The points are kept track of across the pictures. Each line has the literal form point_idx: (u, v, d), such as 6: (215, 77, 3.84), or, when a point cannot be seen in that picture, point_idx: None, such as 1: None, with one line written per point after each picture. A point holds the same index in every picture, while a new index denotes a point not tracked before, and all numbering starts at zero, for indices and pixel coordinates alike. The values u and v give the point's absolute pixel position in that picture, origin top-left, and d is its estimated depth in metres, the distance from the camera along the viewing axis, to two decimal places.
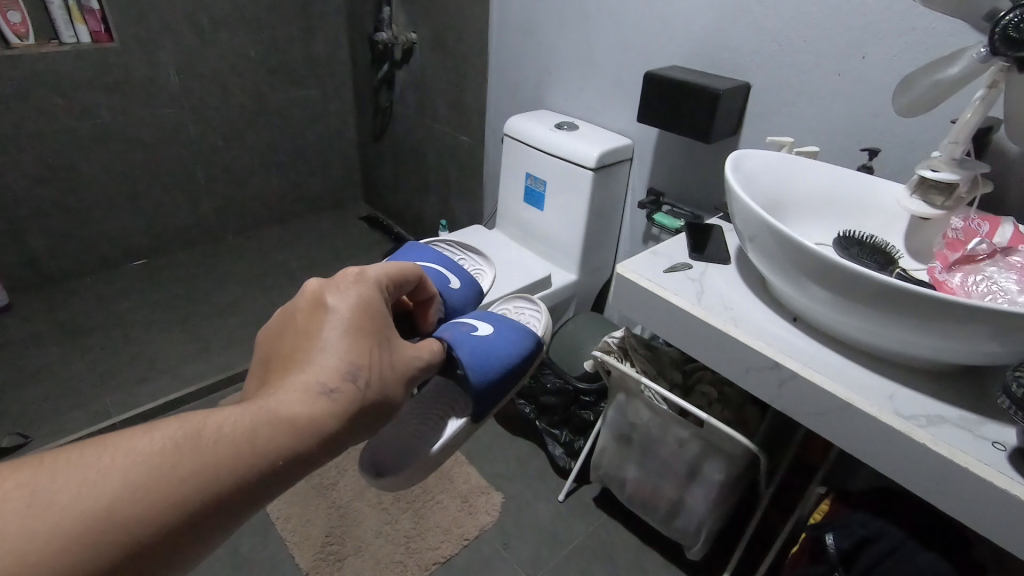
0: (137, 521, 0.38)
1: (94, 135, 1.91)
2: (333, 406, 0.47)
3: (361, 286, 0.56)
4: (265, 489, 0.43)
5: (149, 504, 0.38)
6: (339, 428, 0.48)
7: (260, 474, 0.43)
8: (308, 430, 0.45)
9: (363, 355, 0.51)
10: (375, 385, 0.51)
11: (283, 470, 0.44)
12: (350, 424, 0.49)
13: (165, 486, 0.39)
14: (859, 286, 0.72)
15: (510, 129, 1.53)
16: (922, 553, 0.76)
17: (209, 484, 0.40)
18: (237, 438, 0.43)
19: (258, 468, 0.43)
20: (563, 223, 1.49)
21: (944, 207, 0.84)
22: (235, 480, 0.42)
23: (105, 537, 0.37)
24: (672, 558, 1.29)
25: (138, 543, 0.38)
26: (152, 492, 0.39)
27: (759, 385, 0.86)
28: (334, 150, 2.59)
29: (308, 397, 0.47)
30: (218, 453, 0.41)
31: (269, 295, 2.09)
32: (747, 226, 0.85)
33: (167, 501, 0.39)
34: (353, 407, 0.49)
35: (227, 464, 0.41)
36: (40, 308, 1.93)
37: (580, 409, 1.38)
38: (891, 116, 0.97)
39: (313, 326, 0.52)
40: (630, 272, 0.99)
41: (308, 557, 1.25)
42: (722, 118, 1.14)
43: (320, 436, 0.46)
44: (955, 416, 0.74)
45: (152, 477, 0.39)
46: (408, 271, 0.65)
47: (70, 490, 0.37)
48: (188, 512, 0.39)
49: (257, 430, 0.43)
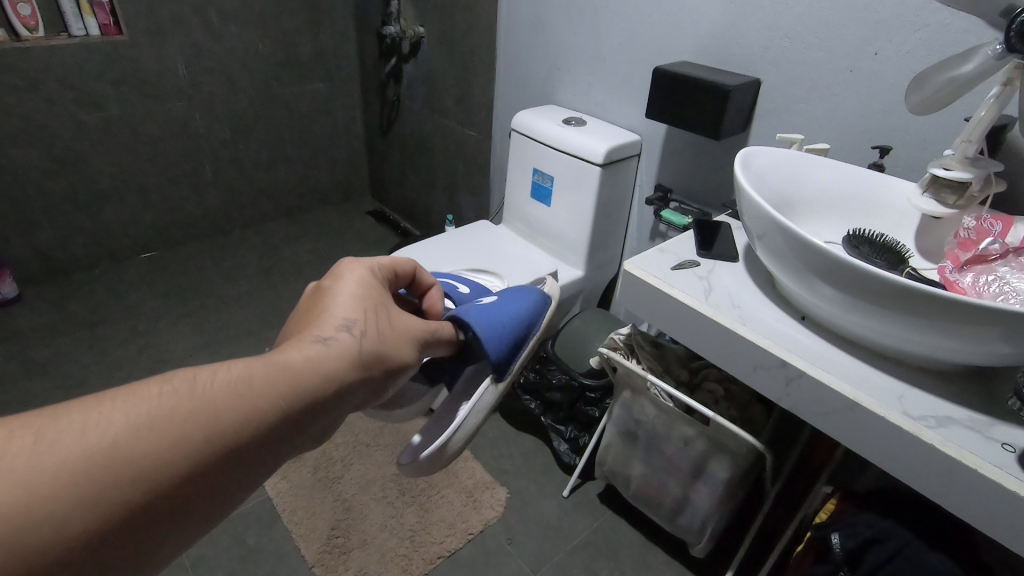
0: (143, 458, 0.36)
1: (104, 127, 1.92)
2: (335, 354, 0.48)
3: (358, 268, 0.58)
4: (272, 434, 0.43)
5: (156, 441, 0.37)
6: (343, 374, 0.48)
7: (267, 417, 0.42)
8: (313, 374, 0.46)
9: (364, 317, 0.52)
10: (377, 342, 0.52)
11: (291, 412, 0.44)
12: (355, 373, 0.49)
13: (172, 424, 0.38)
14: (869, 283, 0.71)
15: (518, 124, 1.53)
16: (929, 554, 0.76)
17: (217, 421, 0.40)
18: (241, 381, 0.42)
19: (265, 410, 0.42)
20: (570, 219, 1.49)
21: (956, 206, 0.84)
22: (241, 420, 0.41)
23: (111, 474, 0.35)
24: (676, 555, 1.29)
25: (146, 479, 0.36)
26: (159, 430, 0.38)
27: (766, 384, 0.85)
28: (342, 144, 2.59)
29: (310, 346, 0.47)
30: (225, 396, 0.41)
31: (276, 288, 2.10)
32: (757, 223, 0.85)
33: (173, 438, 0.38)
34: (355, 355, 0.49)
35: (232, 404, 0.41)
36: (49, 299, 1.95)
37: (585, 406, 1.38)
38: (903, 114, 0.96)
39: (313, 302, 0.54)
40: (637, 270, 0.99)
41: (314, 550, 1.26)
42: (732, 115, 1.14)
43: (325, 384, 0.46)
44: (964, 418, 0.73)
45: (157, 416, 0.38)
46: (405, 263, 0.67)
47: (72, 431, 0.36)
48: (195, 451, 0.38)
49: (261, 374, 0.43)
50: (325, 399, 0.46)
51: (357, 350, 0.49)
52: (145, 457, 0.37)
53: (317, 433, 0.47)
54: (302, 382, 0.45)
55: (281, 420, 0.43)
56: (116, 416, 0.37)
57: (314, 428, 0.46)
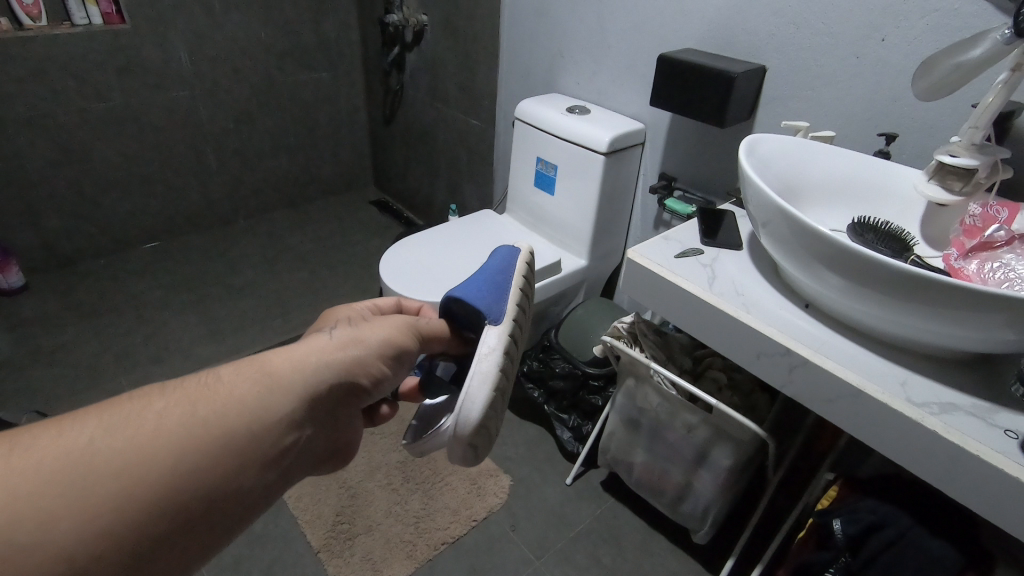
0: (119, 453, 0.43)
1: (107, 117, 1.92)
2: (299, 354, 0.53)
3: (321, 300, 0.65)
4: (240, 423, 0.47)
5: (129, 436, 0.43)
6: (309, 369, 0.52)
7: (234, 411, 0.48)
8: (278, 371, 0.51)
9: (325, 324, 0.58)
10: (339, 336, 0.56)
11: (258, 403, 0.49)
12: (320, 368, 0.53)
13: (142, 423, 0.44)
14: (870, 271, 0.71)
15: (522, 113, 1.52)
16: (930, 540, 0.76)
17: (182, 416, 0.46)
18: (212, 386, 0.48)
19: (230, 405, 0.48)
20: (573, 207, 1.49)
21: (962, 192, 0.83)
22: (208, 413, 0.46)
23: (92, 467, 0.42)
24: (679, 542, 1.30)
25: (120, 470, 0.42)
26: (129, 429, 0.44)
27: (770, 371, 0.85)
28: (345, 134, 2.59)
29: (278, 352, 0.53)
30: (189, 397, 0.47)
31: (280, 278, 2.10)
32: (760, 211, 0.85)
33: (146, 432, 0.44)
34: (320, 352, 0.54)
35: (199, 402, 0.47)
36: (55, 288, 1.96)
37: (589, 394, 1.38)
38: (910, 101, 0.95)
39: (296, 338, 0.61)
40: (641, 257, 0.99)
41: (320, 536, 1.27)
42: (737, 102, 1.13)
43: (288, 377, 0.51)
44: (967, 404, 0.73)
45: (134, 418, 0.44)
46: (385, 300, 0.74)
47: (56, 437, 0.42)
48: (164, 443, 0.44)
49: (228, 377, 0.49)
50: (292, 392, 0.51)
51: (317, 345, 0.54)
52: (119, 451, 0.43)
53: (295, 430, 0.51)
54: (266, 378, 0.50)
55: (247, 411, 0.48)
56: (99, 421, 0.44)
57: (289, 423, 0.51)
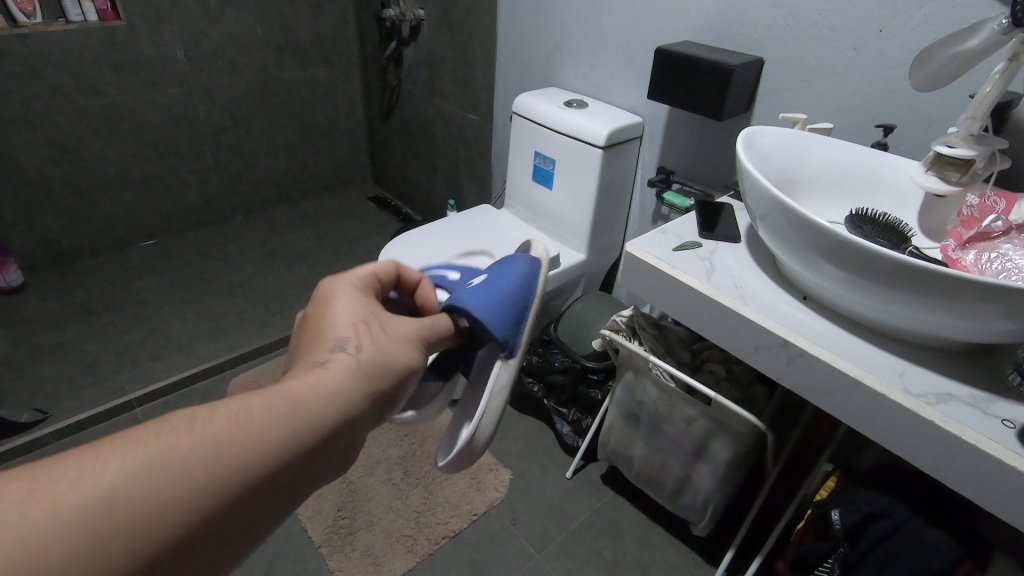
0: (145, 502, 0.34)
1: (104, 115, 1.92)
2: (338, 377, 0.45)
3: (337, 283, 0.55)
4: (283, 463, 0.40)
5: (157, 482, 0.35)
6: (349, 396, 0.45)
7: (278, 451, 0.40)
8: (319, 399, 0.43)
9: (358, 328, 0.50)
10: (378, 351, 0.49)
11: (301, 444, 0.41)
12: (361, 395, 0.46)
13: (171, 465, 0.36)
14: (873, 262, 0.71)
15: (520, 107, 1.51)
16: (928, 530, 0.77)
17: (219, 458, 0.37)
18: (244, 413, 0.40)
19: (274, 443, 0.40)
20: (572, 202, 1.49)
21: (960, 182, 0.83)
22: (250, 456, 0.39)
23: (111, 521, 0.33)
24: (679, 534, 1.31)
25: (145, 526, 0.34)
26: (157, 471, 0.35)
27: (768, 363, 0.85)
28: (342, 130, 2.58)
29: (312, 373, 0.45)
30: (225, 430, 0.39)
31: (279, 274, 2.10)
32: (758, 203, 0.85)
33: (177, 479, 0.36)
34: (360, 377, 0.46)
35: (236, 438, 0.39)
36: (53, 286, 1.96)
37: (588, 388, 1.39)
38: (907, 93, 0.95)
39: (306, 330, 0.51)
40: (639, 250, 0.99)
41: (321, 530, 1.28)
42: (735, 95, 1.13)
43: (334, 408, 0.44)
44: (965, 394, 0.74)
45: (162, 456, 0.36)
46: (389, 268, 0.64)
47: (69, 478, 0.34)
48: (199, 492, 0.36)
49: (264, 404, 0.41)
50: (335, 425, 0.44)
51: (356, 365, 0.47)
52: (147, 504, 0.34)
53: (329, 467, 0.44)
54: (308, 409, 0.42)
55: (291, 449, 0.41)
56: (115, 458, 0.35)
57: (326, 456, 0.44)
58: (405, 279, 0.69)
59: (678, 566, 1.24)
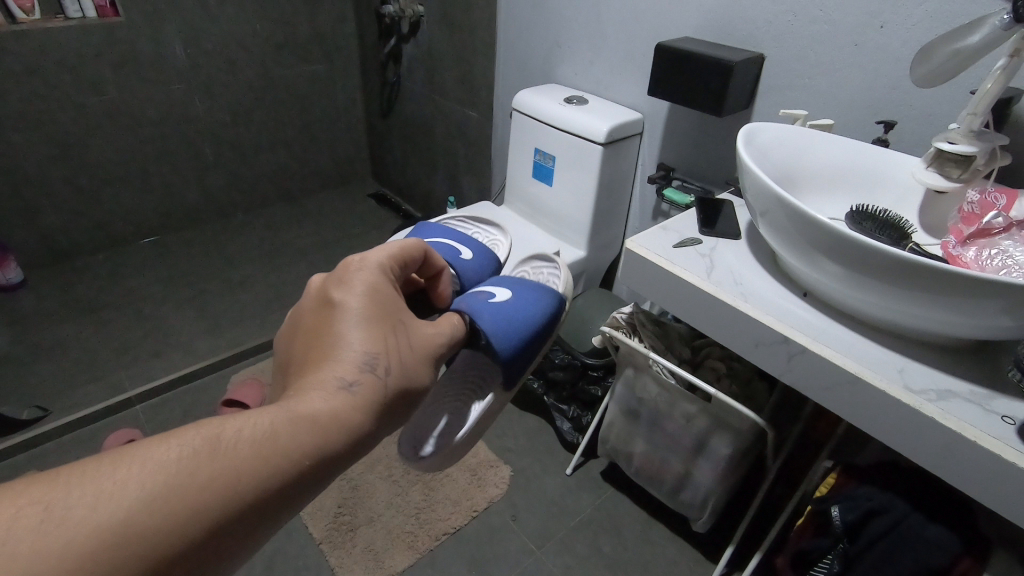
0: (159, 533, 0.35)
1: (103, 111, 1.91)
2: (356, 401, 0.44)
3: (366, 275, 0.52)
4: (293, 493, 0.40)
5: (170, 512, 0.35)
6: (365, 420, 0.44)
7: (291, 478, 0.40)
8: (335, 424, 0.42)
9: (380, 342, 0.48)
10: (398, 371, 0.48)
11: (314, 470, 0.41)
12: (374, 419, 0.45)
13: (185, 495, 0.36)
14: (873, 259, 0.71)
15: (519, 104, 1.51)
16: (928, 526, 0.77)
17: (232, 488, 0.37)
18: (259, 441, 0.39)
19: (288, 471, 0.40)
20: (571, 198, 1.49)
21: (961, 179, 0.83)
22: (263, 485, 0.38)
23: (124, 550, 0.34)
24: (679, 531, 1.31)
25: (157, 556, 0.34)
26: (171, 501, 0.35)
27: (768, 359, 0.86)
28: (342, 126, 2.58)
29: (330, 394, 0.44)
30: (240, 458, 0.38)
31: (279, 271, 2.10)
32: (759, 200, 0.84)
33: (189, 513, 0.36)
34: (377, 400, 0.45)
35: (249, 470, 0.38)
36: (53, 284, 1.96)
37: (587, 384, 1.39)
38: (908, 89, 0.95)
39: (320, 327, 0.49)
40: (639, 247, 0.99)
41: (322, 527, 1.28)
42: (735, 91, 1.12)
43: (349, 432, 0.43)
44: (965, 391, 0.74)
45: (176, 485, 0.36)
46: (414, 250, 0.60)
47: (86, 504, 0.34)
48: (211, 522, 0.36)
49: (280, 431, 0.40)
50: (346, 450, 0.43)
51: (378, 389, 0.46)
52: (158, 538, 0.35)
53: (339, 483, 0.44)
54: (324, 437, 0.42)
55: (303, 479, 0.41)
56: (127, 488, 0.35)
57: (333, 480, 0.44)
58: (430, 264, 0.67)
59: (678, 562, 1.25)
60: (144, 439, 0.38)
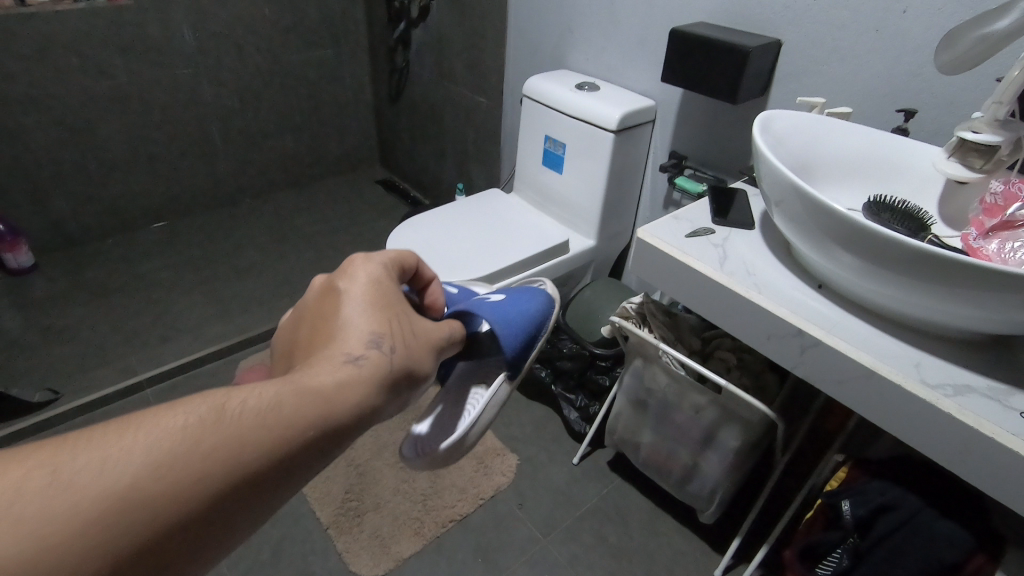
0: (161, 499, 0.34)
1: (112, 96, 1.91)
2: (362, 374, 0.43)
3: (373, 268, 0.52)
4: (296, 464, 0.39)
5: (174, 478, 0.35)
6: (369, 395, 0.44)
7: (294, 447, 0.39)
8: (340, 397, 0.42)
9: (386, 324, 0.47)
10: (402, 352, 0.47)
11: (317, 441, 0.40)
12: (379, 394, 0.44)
13: (188, 461, 0.35)
14: (890, 250, 0.69)
15: (530, 90, 1.49)
16: (940, 520, 0.76)
17: (237, 455, 0.37)
18: (263, 411, 0.39)
19: (291, 440, 0.39)
20: (581, 187, 1.47)
21: (983, 170, 0.81)
22: (265, 452, 0.38)
23: (127, 514, 0.33)
24: (685, 521, 1.31)
25: (160, 522, 0.34)
26: (175, 468, 0.35)
27: (780, 351, 0.84)
28: (350, 112, 2.56)
29: (336, 368, 0.43)
30: (244, 426, 0.38)
31: (287, 257, 2.10)
32: (774, 189, 0.83)
33: (194, 479, 0.35)
34: (384, 374, 0.45)
35: (256, 437, 0.38)
36: (64, 268, 1.97)
37: (596, 374, 1.39)
38: (931, 76, 0.92)
39: (326, 311, 0.49)
40: (650, 237, 0.97)
41: (329, 512, 1.29)
42: (751, 78, 1.10)
43: (353, 405, 0.42)
44: (983, 386, 0.72)
45: (182, 451, 0.35)
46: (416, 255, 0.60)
47: (90, 467, 0.34)
48: (213, 491, 0.36)
49: (285, 402, 0.40)
50: (353, 425, 0.43)
51: (385, 366, 0.45)
52: (166, 502, 0.34)
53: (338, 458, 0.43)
54: (329, 409, 0.41)
55: (306, 449, 0.40)
56: (132, 453, 0.35)
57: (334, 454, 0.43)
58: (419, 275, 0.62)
59: (684, 553, 1.25)
60: (150, 408, 0.37)
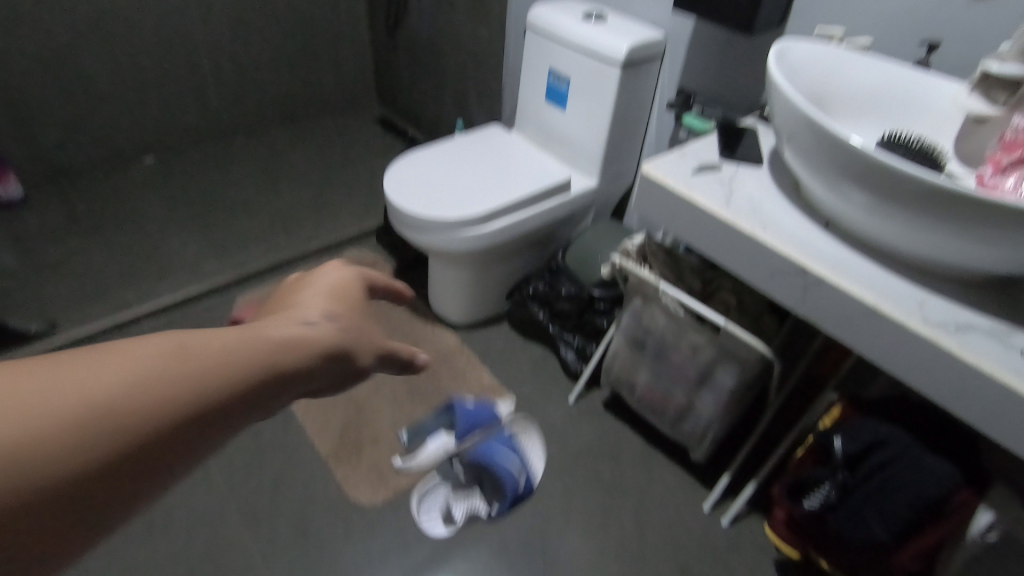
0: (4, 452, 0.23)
1: (95, 19, 1.82)
2: (314, 343, 0.34)
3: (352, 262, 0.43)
4: (211, 434, 0.28)
5: (40, 422, 0.24)
6: (319, 366, 0.33)
7: (217, 408, 0.28)
8: (284, 357, 0.32)
9: (352, 304, 0.38)
10: (365, 335, 0.37)
11: (245, 405, 0.29)
12: (328, 370, 0.34)
13: (58, 402, 0.24)
14: (902, 185, 0.68)
15: (534, 20, 1.42)
16: (930, 457, 0.77)
17: (134, 404, 0.26)
18: (225, 351, 0.30)
19: (213, 399, 0.28)
20: (585, 124, 1.42)
21: (1006, 105, 0.78)
22: (182, 404, 0.27)
23: None
24: (677, 459, 1.33)
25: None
26: (37, 409, 0.24)
27: (783, 289, 0.83)
28: (346, 44, 2.45)
29: (308, 321, 0.35)
30: (151, 370, 0.27)
31: (282, 195, 2.05)
32: (786, 122, 0.80)
33: (151, 400, 0.26)
34: (338, 346, 0.35)
35: (166, 384, 0.27)
36: (55, 201, 1.93)
37: (594, 315, 1.40)
38: (960, 4, 0.87)
39: (286, 292, 0.40)
40: (655, 173, 0.94)
41: (328, 444, 1.31)
42: (769, 7, 1.04)
43: (295, 374, 0.32)
44: (985, 325, 0.72)
45: (59, 388, 0.25)
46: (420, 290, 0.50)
47: None
48: (90, 448, 0.24)
49: (214, 349, 0.29)
50: (287, 390, 0.32)
51: (342, 341, 0.35)
52: (103, 427, 0.25)
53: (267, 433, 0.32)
54: (265, 367, 0.31)
55: (232, 416, 0.29)
56: (67, 374, 0.25)
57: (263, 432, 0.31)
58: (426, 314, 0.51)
59: (675, 489, 1.28)
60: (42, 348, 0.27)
